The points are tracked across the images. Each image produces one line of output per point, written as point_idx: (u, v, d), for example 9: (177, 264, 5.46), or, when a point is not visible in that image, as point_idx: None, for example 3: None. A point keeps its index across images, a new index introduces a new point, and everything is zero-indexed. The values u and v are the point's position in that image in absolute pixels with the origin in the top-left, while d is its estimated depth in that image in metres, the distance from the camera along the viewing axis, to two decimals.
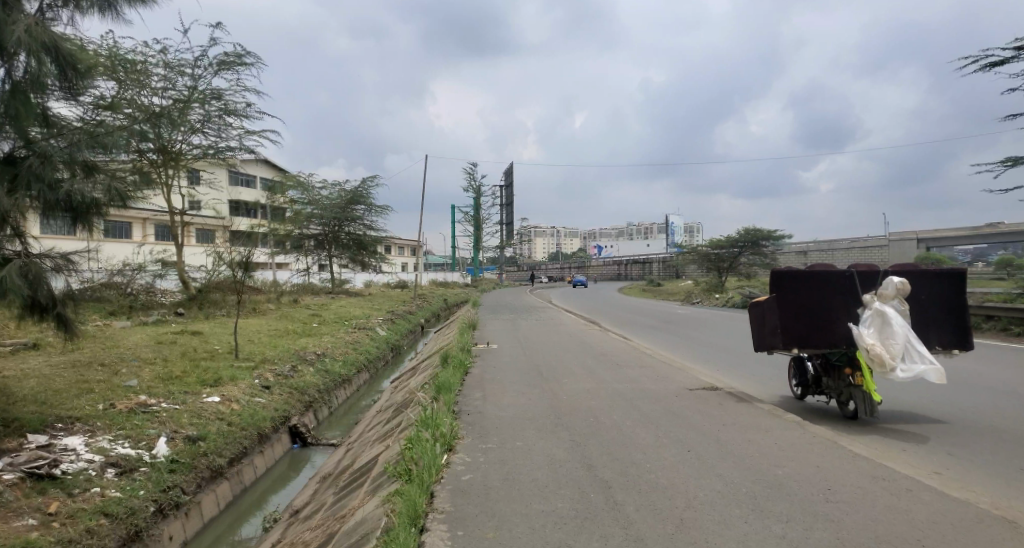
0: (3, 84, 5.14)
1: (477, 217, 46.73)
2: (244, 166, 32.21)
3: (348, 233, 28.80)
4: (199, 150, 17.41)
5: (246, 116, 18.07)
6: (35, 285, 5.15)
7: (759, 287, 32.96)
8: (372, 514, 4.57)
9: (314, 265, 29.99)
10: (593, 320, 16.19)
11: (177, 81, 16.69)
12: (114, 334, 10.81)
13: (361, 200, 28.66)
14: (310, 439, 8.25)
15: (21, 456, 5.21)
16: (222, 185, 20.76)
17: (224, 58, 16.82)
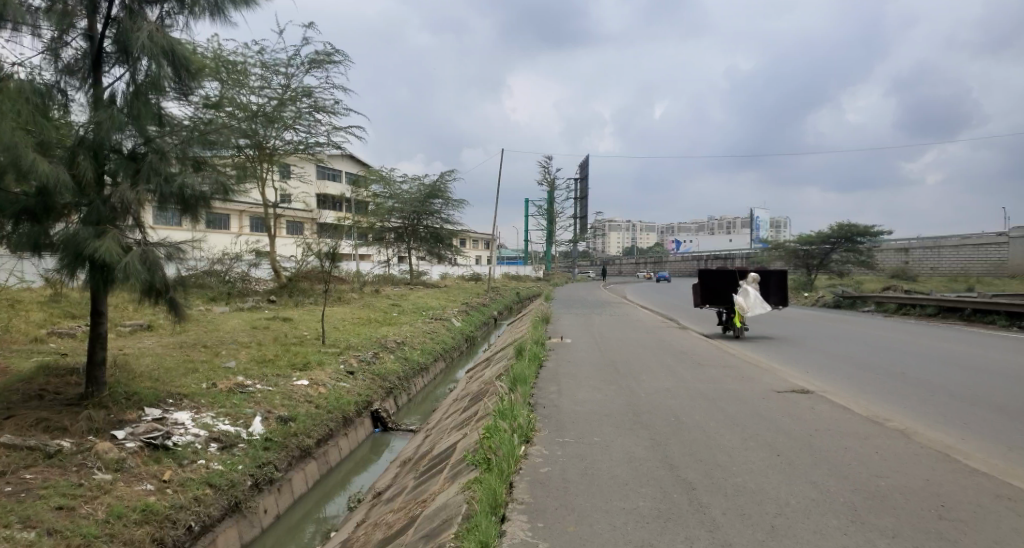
0: (128, 86, 5.92)
1: (553, 211, 46.52)
2: (330, 160, 33.66)
3: (426, 226, 29.54)
4: (291, 145, 18.34)
5: (335, 113, 18.83)
6: (152, 270, 5.64)
7: (853, 285, 30.62)
8: (452, 500, 4.70)
9: (394, 256, 30.93)
10: (670, 317, 15.86)
11: (273, 80, 17.65)
12: (215, 318, 11.60)
13: (439, 194, 29.19)
14: (391, 424, 8.51)
15: (140, 427, 5.81)
16: (310, 178, 21.73)
17: (315, 57, 17.57)
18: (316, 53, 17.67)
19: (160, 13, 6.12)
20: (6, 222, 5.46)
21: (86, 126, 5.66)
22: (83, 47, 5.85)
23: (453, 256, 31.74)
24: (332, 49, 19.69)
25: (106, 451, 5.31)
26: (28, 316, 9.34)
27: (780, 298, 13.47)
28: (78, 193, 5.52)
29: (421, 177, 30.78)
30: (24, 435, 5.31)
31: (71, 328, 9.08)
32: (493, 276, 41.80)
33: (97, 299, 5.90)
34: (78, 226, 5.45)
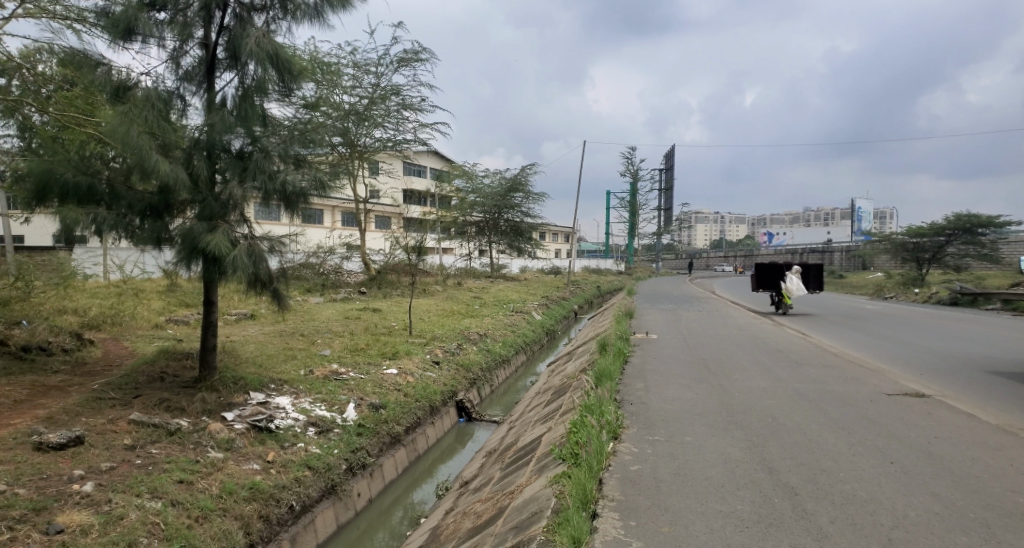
0: (237, 91, 6.29)
1: (634, 203, 45.54)
2: (417, 157, 34.79)
3: (507, 220, 29.81)
4: (380, 143, 19.01)
5: (421, 110, 19.32)
6: (257, 263, 6.00)
7: (973, 279, 27.86)
8: (541, 494, 4.70)
9: (475, 249, 31.44)
10: (761, 312, 15.15)
11: (364, 80, 18.30)
12: (312, 309, 12.24)
13: (521, 187, 29.30)
14: (475, 415, 8.66)
15: (247, 410, 6.23)
16: (397, 174, 22.41)
17: (404, 55, 18.08)
18: (405, 52, 18.17)
19: (266, 19, 6.45)
20: (135, 218, 6.00)
21: (200, 129, 6.08)
22: (199, 54, 6.26)
23: (533, 249, 31.81)
24: (420, 47, 20.27)
25: (218, 431, 5.73)
26: (149, 304, 10.19)
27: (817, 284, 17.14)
28: (193, 191, 5.96)
29: (503, 171, 31.09)
30: (149, 414, 5.81)
31: (185, 316, 9.82)
32: (573, 269, 41.51)
33: (209, 289, 6.33)
34: (193, 222, 5.89)
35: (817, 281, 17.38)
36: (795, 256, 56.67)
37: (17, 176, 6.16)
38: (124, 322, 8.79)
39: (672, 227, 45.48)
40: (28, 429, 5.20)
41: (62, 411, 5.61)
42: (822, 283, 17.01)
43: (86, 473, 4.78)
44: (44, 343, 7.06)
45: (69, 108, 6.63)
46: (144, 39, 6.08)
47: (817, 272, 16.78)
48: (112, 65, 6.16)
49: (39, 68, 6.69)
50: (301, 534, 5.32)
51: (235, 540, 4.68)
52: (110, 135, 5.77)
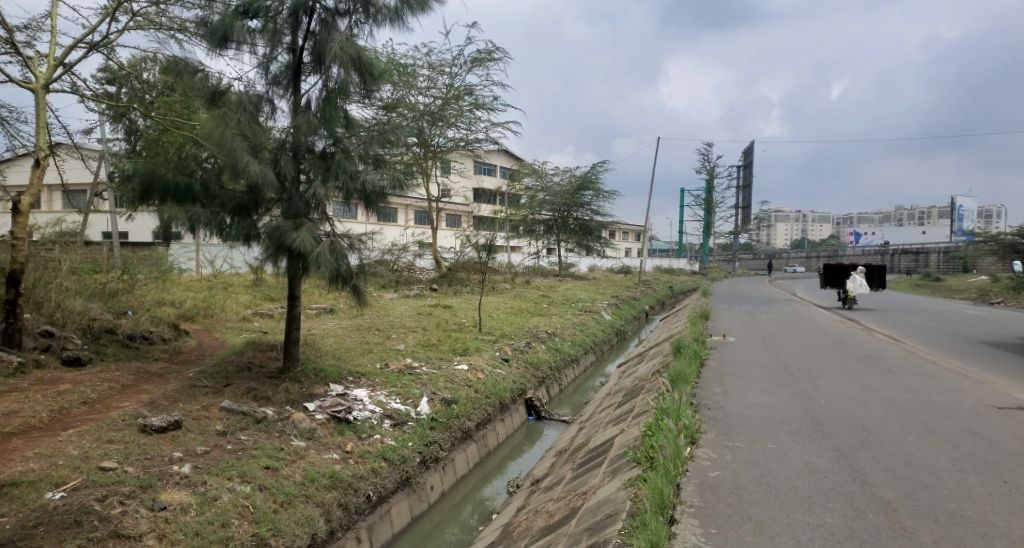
0: (321, 93, 6.55)
1: (708, 201, 44.12)
2: (487, 156, 35.13)
3: (576, 218, 29.58)
4: (452, 143, 19.30)
5: (493, 109, 19.48)
6: (339, 260, 6.26)
7: None
8: (615, 496, 4.63)
9: (543, 248, 31.45)
10: (849, 315, 14.32)
11: (438, 80, 18.64)
12: (387, 305, 12.59)
13: (591, 185, 28.91)
14: (544, 413, 8.65)
15: (327, 401, 6.49)
16: (467, 173, 22.71)
17: (478, 55, 18.27)
18: (479, 52, 18.38)
19: (349, 24, 6.65)
20: (226, 216, 6.34)
21: (287, 131, 6.38)
22: (286, 59, 6.53)
23: (601, 248, 31.44)
24: (493, 47, 20.41)
25: (301, 421, 5.99)
26: (238, 297, 10.79)
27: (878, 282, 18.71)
28: (280, 189, 6.25)
29: (572, 169, 30.88)
30: (239, 402, 6.14)
31: (270, 310, 10.31)
32: (644, 268, 40.67)
33: (293, 284, 6.62)
34: (280, 219, 6.17)
35: (880, 279, 18.97)
36: (882, 257, 53.35)
37: (125, 176, 6.65)
38: (215, 314, 9.34)
39: (750, 226, 43.73)
40: (134, 412, 5.62)
41: (163, 396, 6.02)
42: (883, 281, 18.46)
43: (184, 455, 5.10)
44: (146, 332, 7.60)
45: (170, 113, 7.10)
46: (238, 46, 6.42)
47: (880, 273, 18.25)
48: (209, 71, 6.54)
49: (145, 76, 7.19)
50: (378, 523, 5.50)
51: (316, 527, 4.88)
52: (207, 138, 6.14)
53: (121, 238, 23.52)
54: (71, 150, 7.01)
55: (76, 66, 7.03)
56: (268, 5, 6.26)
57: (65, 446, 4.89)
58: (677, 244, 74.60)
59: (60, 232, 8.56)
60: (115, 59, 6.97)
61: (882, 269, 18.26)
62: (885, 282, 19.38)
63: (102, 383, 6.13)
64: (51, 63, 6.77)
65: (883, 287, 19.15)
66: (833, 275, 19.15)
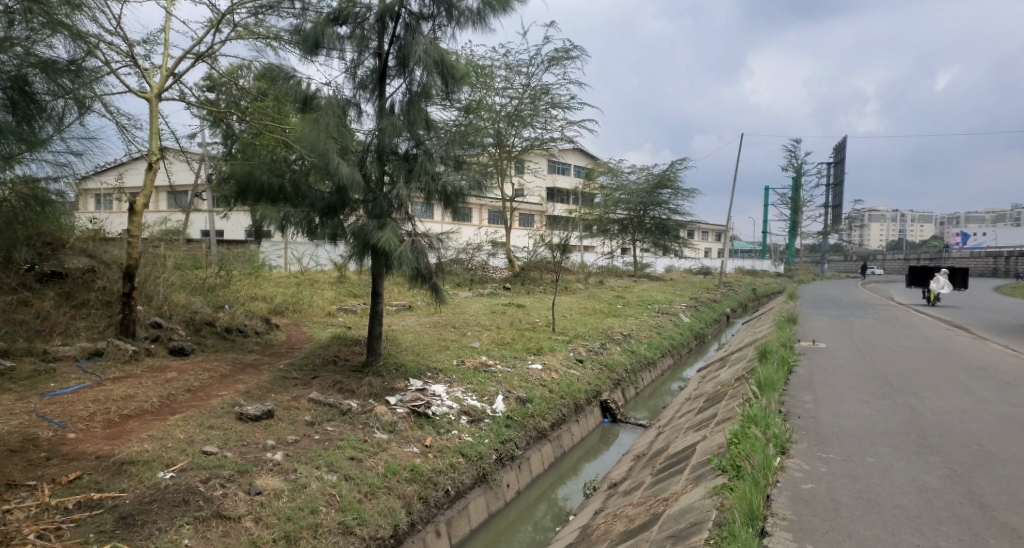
0: (405, 97, 6.75)
1: (794, 200, 42.07)
2: (562, 155, 34.98)
3: (652, 218, 29.04)
4: (528, 142, 19.34)
5: (570, 108, 19.40)
6: (419, 259, 6.41)
7: None
8: (699, 504, 4.48)
9: (616, 248, 31.06)
10: (952, 321, 13.31)
11: (515, 80, 18.77)
12: (463, 303, 12.79)
13: (670, 183, 28.22)
14: (620, 416, 8.51)
15: (407, 396, 6.68)
16: (541, 173, 22.74)
17: (555, 54, 18.25)
18: (556, 51, 18.37)
19: (432, 27, 6.79)
20: (315, 216, 6.62)
21: (373, 134, 6.63)
22: (372, 64, 6.74)
23: (678, 248, 30.66)
24: (571, 46, 20.38)
25: (383, 414, 6.18)
26: (323, 294, 11.25)
27: (960, 281, 18.25)
28: (366, 190, 6.50)
29: (645, 168, 30.31)
30: (325, 394, 6.41)
31: (353, 305, 10.69)
32: (724, 269, 39.18)
33: (376, 281, 6.85)
34: (365, 220, 6.41)
35: (964, 279, 18.47)
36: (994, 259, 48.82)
37: (224, 178, 7.07)
38: (302, 309, 9.78)
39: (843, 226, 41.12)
40: (232, 401, 5.97)
41: (257, 386, 6.36)
42: (965, 280, 18.06)
43: (277, 443, 5.36)
44: (241, 325, 8.06)
45: (264, 118, 7.49)
46: (328, 52, 6.70)
47: (963, 275, 17.84)
48: (302, 77, 6.86)
49: (242, 82, 7.60)
50: (456, 518, 5.59)
51: (398, 518, 5.02)
52: (301, 142, 6.46)
53: (217, 235, 25.06)
54: (177, 154, 7.51)
55: (182, 75, 7.51)
56: (357, 12, 6.49)
57: (174, 430, 5.25)
58: (761, 244, 71.36)
59: (165, 231, 9.19)
60: (216, 67, 7.40)
61: (966, 271, 18.39)
62: (967, 280, 18.90)
63: (204, 371, 6.55)
64: (163, 73, 7.28)
65: (965, 286, 18.70)
66: (916, 274, 18.66)
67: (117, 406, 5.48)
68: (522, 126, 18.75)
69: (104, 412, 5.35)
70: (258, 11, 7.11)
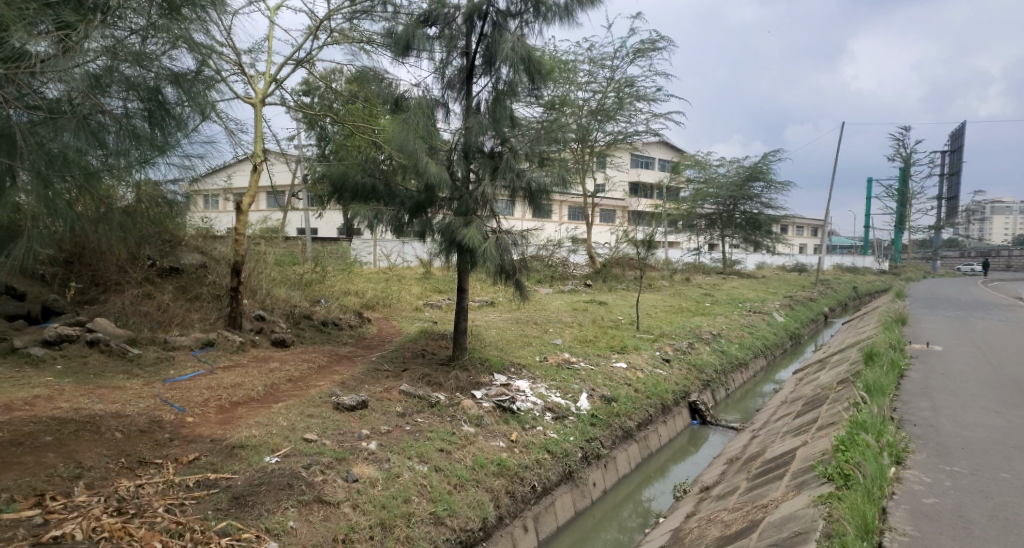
0: (491, 95, 6.83)
1: (902, 192, 39.24)
2: (646, 148, 34.32)
3: (743, 212, 28.13)
4: (611, 137, 19.14)
5: (655, 100, 18.98)
6: (503, 255, 6.46)
7: None
8: (802, 512, 4.23)
9: (703, 244, 30.24)
10: None
11: (598, 74, 18.57)
12: (545, 299, 12.82)
13: (762, 175, 27.04)
14: (710, 418, 8.23)
15: (492, 390, 6.75)
16: (622, 167, 22.41)
17: (640, 46, 17.92)
18: (641, 43, 18.02)
19: (519, 24, 6.80)
20: (404, 213, 6.79)
21: (460, 133, 6.75)
22: (460, 64, 6.85)
23: (772, 244, 29.42)
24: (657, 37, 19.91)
25: (469, 408, 6.27)
26: (410, 289, 11.58)
27: None
28: (452, 188, 6.63)
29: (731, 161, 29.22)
30: (414, 386, 6.59)
31: (438, 301, 10.94)
32: (820, 266, 36.88)
33: (461, 277, 6.96)
34: (451, 217, 6.53)
35: None
36: None
37: (319, 178, 7.38)
38: (391, 304, 10.11)
39: (957, 219, 37.63)
40: (329, 391, 6.24)
41: (351, 377, 6.63)
42: None
43: (371, 433, 5.55)
44: (335, 319, 8.44)
45: (356, 119, 7.77)
46: (418, 54, 6.87)
47: None
48: (393, 79, 7.08)
49: (335, 86, 7.91)
50: (543, 514, 5.60)
51: (486, 511, 5.08)
52: (391, 141, 6.64)
53: (310, 232, 26.46)
54: (278, 156, 7.93)
55: (283, 81, 7.91)
56: (447, 13, 6.63)
57: (278, 417, 5.55)
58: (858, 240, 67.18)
59: (266, 228, 9.74)
60: (314, 72, 7.76)
61: None
62: None
63: (303, 362, 6.91)
64: (266, 79, 7.69)
65: None
66: None
67: (228, 393, 5.87)
68: (605, 120, 18.56)
69: (217, 398, 5.74)
70: (353, 16, 7.41)
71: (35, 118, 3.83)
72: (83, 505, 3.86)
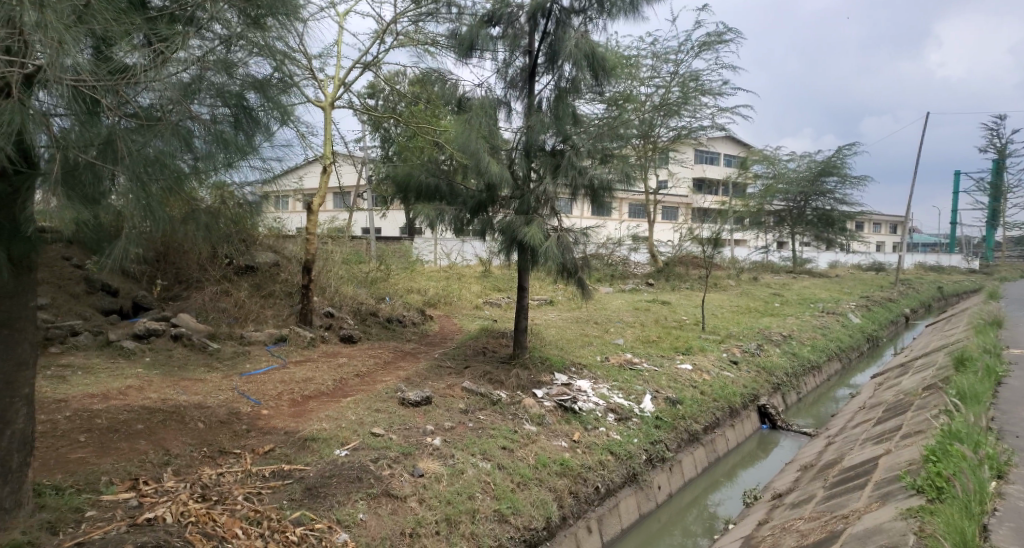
0: (554, 94, 6.84)
1: (993, 185, 36.63)
2: (710, 144, 33.46)
3: (814, 209, 27.02)
4: (675, 133, 18.79)
5: (721, 94, 18.46)
6: (565, 254, 6.40)
7: None
8: (889, 525, 4.00)
9: (771, 242, 29.22)
10: None
11: (662, 69, 18.24)
12: (607, 298, 12.69)
13: (836, 170, 25.83)
14: (780, 423, 7.91)
15: (554, 390, 6.72)
16: (685, 163, 21.92)
17: (706, 39, 17.47)
18: (707, 36, 17.56)
19: (583, 20, 6.73)
20: (466, 213, 6.86)
21: (522, 131, 6.77)
22: (522, 63, 6.88)
23: (845, 241, 28.11)
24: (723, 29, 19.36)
25: (531, 407, 6.27)
26: (471, 288, 11.69)
27: None
28: (514, 187, 6.66)
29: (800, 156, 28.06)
30: (477, 384, 6.64)
31: (499, 300, 10.99)
32: (897, 264, 34.84)
33: (522, 276, 6.95)
34: (513, 216, 6.53)
35: None
36: None
37: (384, 179, 7.55)
38: (453, 303, 10.23)
39: None
40: (394, 386, 6.37)
41: (415, 374, 6.74)
42: None
43: (435, 429, 5.63)
44: (399, 316, 8.62)
45: (420, 120, 7.90)
46: (481, 54, 6.95)
47: None
48: (456, 79, 7.17)
49: (399, 88, 8.07)
50: (607, 516, 5.52)
51: (550, 511, 5.06)
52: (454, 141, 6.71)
53: (374, 231, 27.24)
54: (346, 158, 8.16)
55: (351, 85, 8.13)
56: (510, 13, 6.64)
57: (347, 411, 5.71)
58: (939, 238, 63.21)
59: (333, 228, 10.04)
60: (380, 75, 7.94)
61: None
62: None
63: (369, 358, 7.08)
64: (336, 83, 7.92)
65: None
66: None
67: (299, 387, 6.08)
68: (668, 116, 18.20)
69: (289, 392, 5.96)
70: (419, 19, 7.57)
71: (138, 126, 3.67)
72: (172, 490, 4.08)
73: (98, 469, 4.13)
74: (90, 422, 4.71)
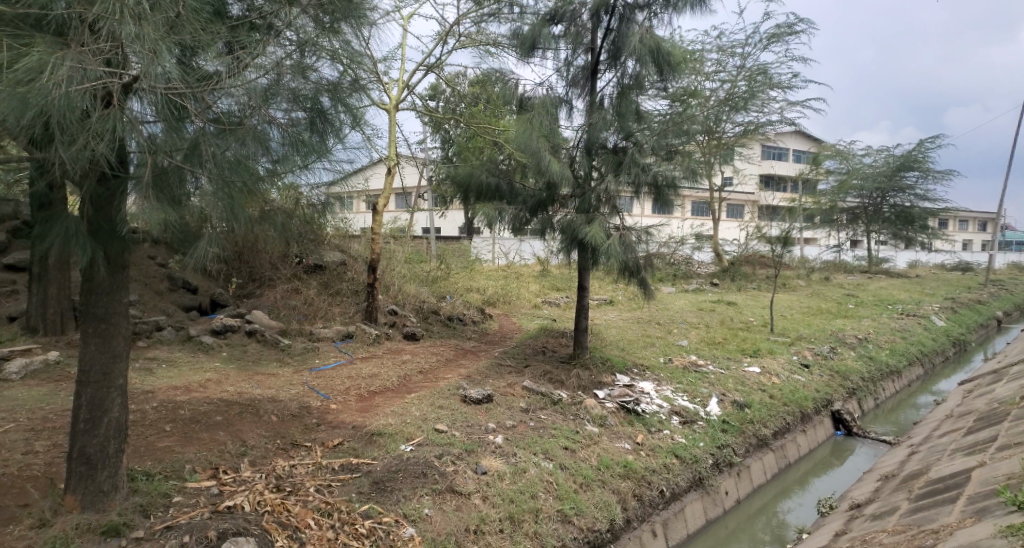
0: (616, 91, 6.76)
1: None
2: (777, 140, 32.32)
3: (892, 205, 25.65)
4: (741, 128, 18.25)
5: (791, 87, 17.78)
6: (628, 252, 6.30)
7: None
8: (987, 542, 3.72)
9: (844, 241, 27.96)
10: None
11: (727, 63, 17.73)
12: (670, 298, 12.44)
13: (916, 164, 24.42)
14: (856, 430, 7.53)
15: (615, 391, 6.63)
16: (751, 159, 21.23)
17: (775, 31, 16.86)
18: (776, 27, 16.95)
19: (648, 15, 6.60)
20: (526, 212, 6.87)
21: (583, 129, 6.71)
22: (585, 60, 6.83)
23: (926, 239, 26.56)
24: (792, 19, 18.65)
25: (593, 407, 6.20)
26: (530, 287, 11.70)
27: None
28: (575, 185, 6.60)
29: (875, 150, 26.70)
30: (537, 383, 6.63)
31: (558, 299, 10.94)
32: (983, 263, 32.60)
33: (583, 276, 6.88)
34: (574, 215, 6.48)
35: None
36: None
37: (445, 179, 7.64)
38: (512, 302, 10.25)
39: None
40: (457, 384, 6.43)
41: (477, 372, 6.78)
42: None
43: (497, 427, 5.64)
44: (459, 314, 8.71)
45: (480, 120, 7.96)
46: (543, 53, 6.93)
47: None
48: (518, 78, 7.16)
49: (460, 89, 8.16)
50: (672, 520, 5.39)
51: (614, 513, 4.98)
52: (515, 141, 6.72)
53: (433, 230, 27.72)
54: (410, 159, 8.32)
55: (415, 87, 8.27)
56: (573, 11, 6.59)
57: (410, 407, 5.80)
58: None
59: (395, 228, 10.25)
60: (442, 77, 8.06)
61: None
62: None
63: (431, 355, 7.18)
64: (400, 86, 8.07)
65: None
66: None
67: (365, 383, 6.23)
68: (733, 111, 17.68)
69: (356, 387, 6.11)
70: (481, 20, 7.62)
71: (220, 131, 3.80)
72: (249, 479, 4.25)
73: (183, 458, 4.34)
74: (174, 413, 4.97)
